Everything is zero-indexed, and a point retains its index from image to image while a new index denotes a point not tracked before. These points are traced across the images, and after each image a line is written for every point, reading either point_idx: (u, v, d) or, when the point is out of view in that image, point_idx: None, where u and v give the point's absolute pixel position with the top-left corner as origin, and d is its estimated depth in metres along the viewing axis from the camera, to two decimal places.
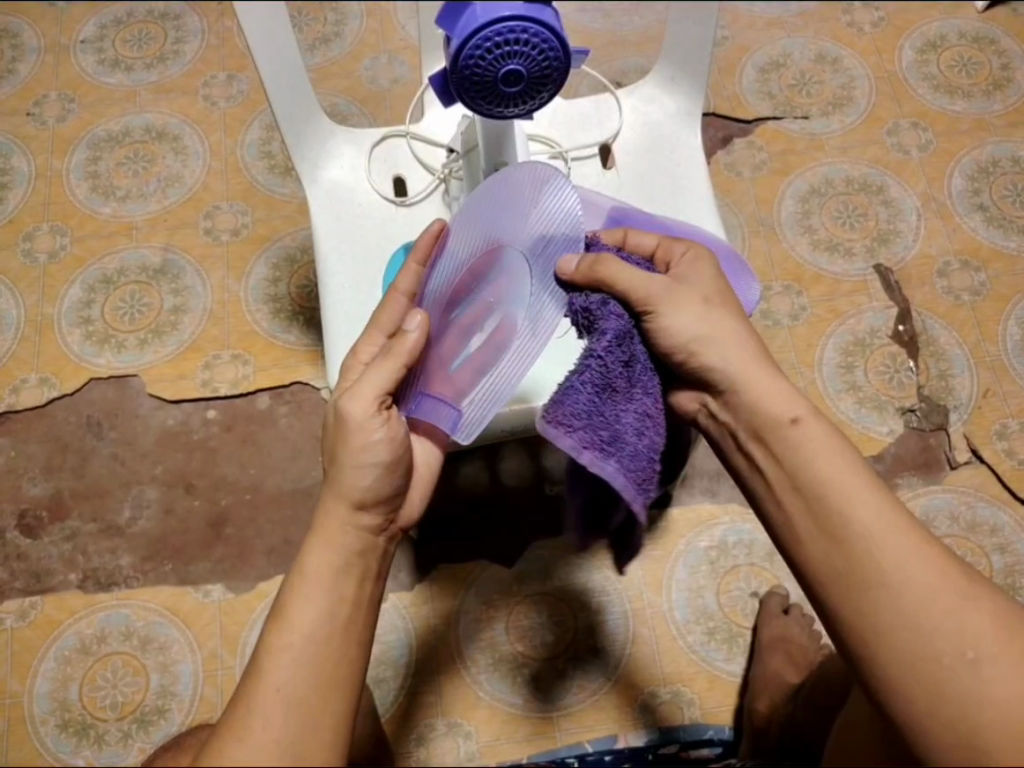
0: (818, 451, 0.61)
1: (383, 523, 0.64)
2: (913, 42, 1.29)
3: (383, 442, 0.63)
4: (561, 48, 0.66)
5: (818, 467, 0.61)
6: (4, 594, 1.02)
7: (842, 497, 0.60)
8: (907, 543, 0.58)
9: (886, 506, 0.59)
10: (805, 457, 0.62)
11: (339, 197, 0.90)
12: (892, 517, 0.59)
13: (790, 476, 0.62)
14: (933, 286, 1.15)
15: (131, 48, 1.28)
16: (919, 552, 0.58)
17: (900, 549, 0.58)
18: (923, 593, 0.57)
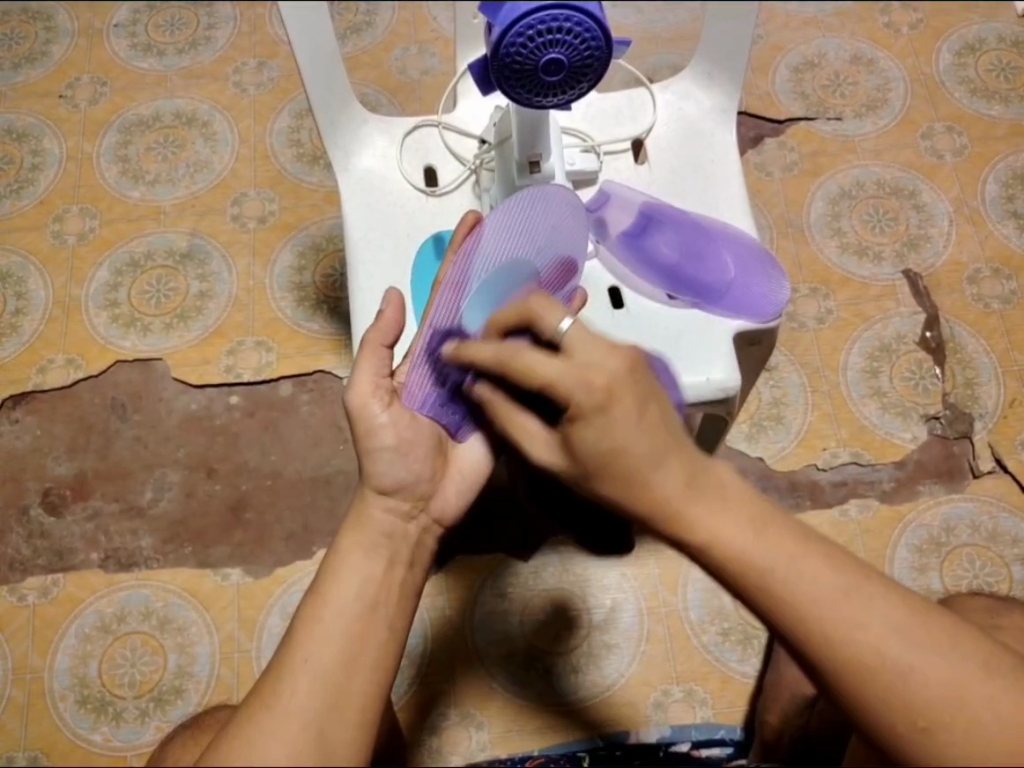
0: (720, 517, 0.53)
1: (408, 513, 0.66)
2: (951, 45, 1.28)
3: (387, 426, 0.67)
4: (604, 38, 0.66)
5: (730, 543, 0.53)
6: (27, 570, 1.03)
7: (761, 571, 0.52)
8: (852, 615, 0.51)
9: (815, 565, 0.52)
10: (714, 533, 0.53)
11: (369, 186, 0.90)
12: (817, 572, 0.52)
13: (713, 572, 0.54)
14: (962, 292, 1.14)
15: (164, 34, 1.29)
16: (869, 619, 0.51)
17: (838, 610, 0.51)
18: (885, 672, 0.51)
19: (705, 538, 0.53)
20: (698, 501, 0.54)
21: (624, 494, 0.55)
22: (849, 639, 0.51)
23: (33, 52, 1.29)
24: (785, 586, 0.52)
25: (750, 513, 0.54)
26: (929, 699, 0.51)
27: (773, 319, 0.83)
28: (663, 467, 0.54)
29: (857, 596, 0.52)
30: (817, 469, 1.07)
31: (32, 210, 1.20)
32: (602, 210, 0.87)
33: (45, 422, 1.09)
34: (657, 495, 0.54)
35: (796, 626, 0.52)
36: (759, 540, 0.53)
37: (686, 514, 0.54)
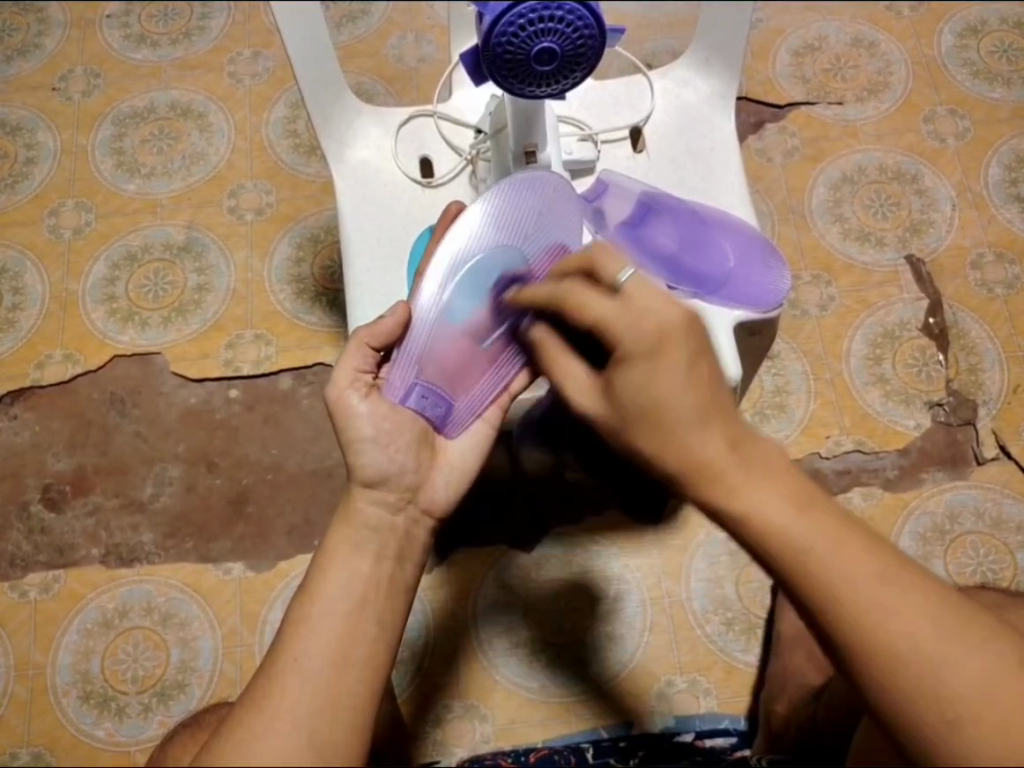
0: (756, 489, 0.53)
1: (398, 506, 0.65)
2: (953, 26, 1.26)
3: (366, 417, 0.67)
4: (597, 27, 0.65)
5: (767, 517, 0.52)
6: (29, 567, 1.03)
7: (804, 548, 0.52)
8: (891, 601, 0.50)
9: (856, 549, 0.52)
10: (753, 505, 0.53)
11: (364, 178, 0.89)
12: (856, 548, 0.52)
13: (751, 544, 0.53)
14: (966, 277, 1.13)
15: (158, 24, 1.28)
16: (906, 604, 0.51)
17: (878, 591, 0.51)
18: (918, 660, 0.50)
19: (746, 510, 0.53)
20: (741, 469, 0.54)
21: (662, 453, 0.56)
22: (888, 620, 0.50)
23: (26, 44, 1.28)
24: (824, 558, 0.51)
25: (793, 487, 0.53)
26: (961, 694, 0.50)
27: (774, 308, 0.82)
28: (705, 432, 0.54)
29: (894, 582, 0.51)
30: (821, 457, 1.06)
31: (28, 203, 1.19)
32: (601, 199, 0.85)
33: (44, 418, 1.09)
34: (697, 458, 0.54)
35: (834, 609, 0.51)
36: (801, 514, 0.52)
37: (730, 482, 0.53)
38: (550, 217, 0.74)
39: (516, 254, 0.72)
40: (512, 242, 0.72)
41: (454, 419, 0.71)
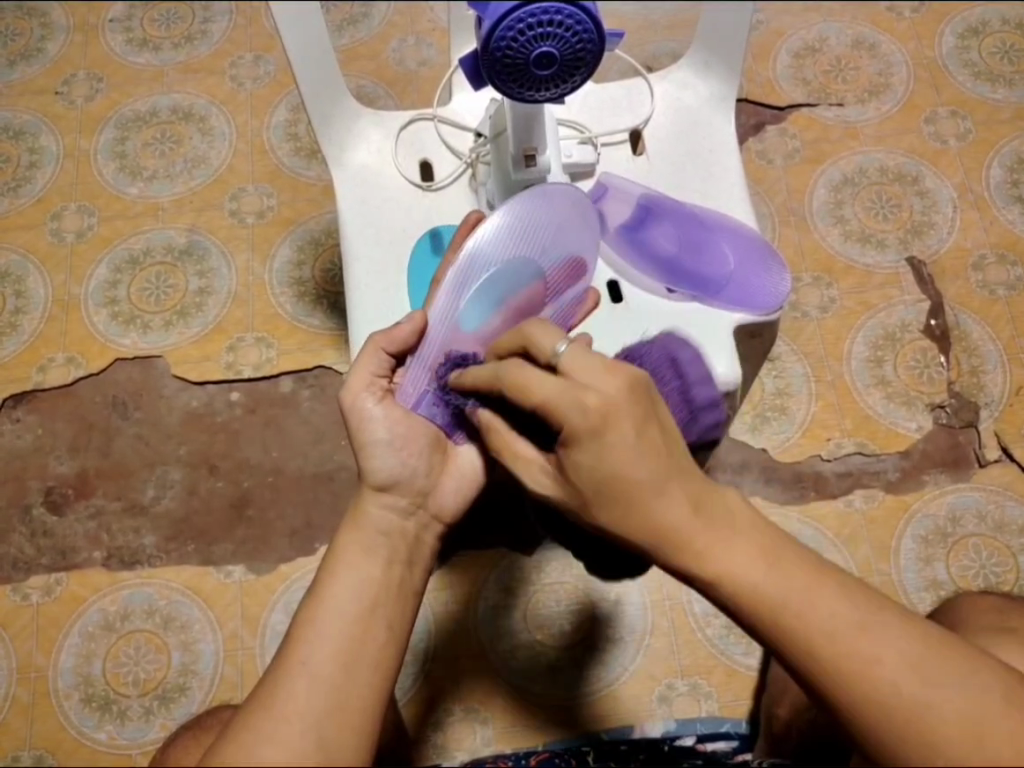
0: (724, 551, 0.51)
1: (409, 509, 0.66)
2: (955, 27, 1.26)
3: (381, 423, 0.67)
4: (596, 31, 0.65)
5: (743, 578, 0.51)
6: (31, 570, 1.04)
7: (769, 608, 0.50)
8: (868, 649, 0.50)
9: (830, 598, 0.50)
10: (729, 575, 0.51)
11: (364, 181, 0.89)
12: (830, 601, 0.50)
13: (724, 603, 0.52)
14: (967, 279, 1.13)
15: (159, 28, 1.29)
16: (884, 652, 0.50)
17: (851, 641, 0.50)
18: (903, 707, 0.49)
19: (717, 572, 0.51)
20: (708, 530, 0.51)
21: (632, 525, 0.52)
22: (862, 674, 0.49)
23: (29, 49, 1.28)
24: (801, 613, 0.50)
25: (764, 540, 0.52)
26: (947, 736, 0.49)
27: (774, 311, 0.82)
28: (665, 494, 0.51)
29: (870, 629, 0.50)
30: (822, 459, 1.06)
31: (31, 207, 1.19)
32: (601, 203, 0.86)
33: (46, 421, 1.09)
34: (665, 524, 0.52)
35: (814, 659, 0.50)
36: (774, 568, 0.51)
37: (698, 543, 0.51)
38: (566, 231, 0.75)
39: (534, 266, 0.73)
40: (531, 255, 0.73)
41: (464, 426, 0.70)
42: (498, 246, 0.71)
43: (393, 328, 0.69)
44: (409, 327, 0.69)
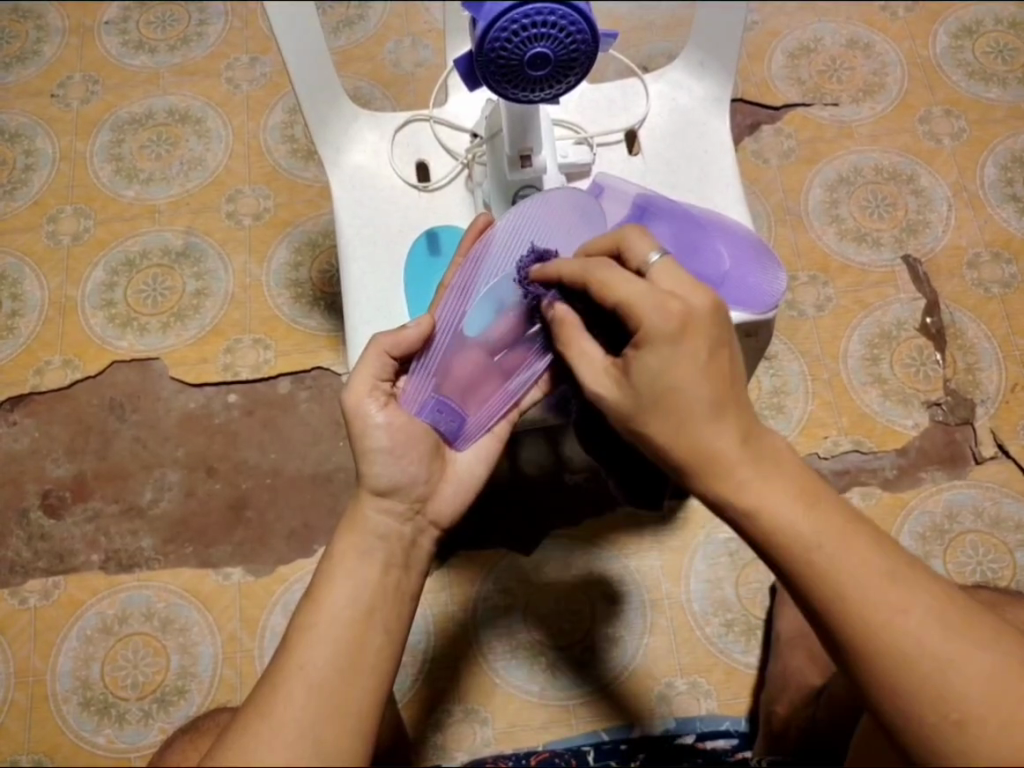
0: (761, 483, 0.55)
1: (409, 513, 0.66)
2: (949, 27, 1.27)
3: (384, 427, 0.66)
4: (589, 32, 0.65)
5: (782, 507, 0.54)
6: (28, 574, 1.03)
7: (807, 541, 0.53)
8: (897, 600, 0.52)
9: (864, 543, 0.53)
10: (763, 499, 0.54)
11: (361, 182, 0.89)
12: (862, 541, 0.53)
13: (757, 531, 0.55)
14: (962, 277, 1.13)
15: (155, 31, 1.29)
16: (911, 604, 0.52)
17: (879, 586, 0.52)
18: (930, 664, 0.51)
19: (755, 501, 0.54)
20: (752, 466, 0.55)
21: (673, 444, 0.57)
22: (890, 625, 0.51)
23: (24, 52, 1.28)
24: (835, 561, 0.52)
25: (802, 482, 0.55)
26: (965, 695, 0.51)
27: (772, 310, 0.83)
28: (720, 424, 0.55)
29: (898, 580, 0.52)
30: (819, 457, 1.06)
31: (26, 210, 1.19)
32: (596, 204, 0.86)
33: (43, 424, 1.09)
34: (707, 450, 0.56)
35: (843, 610, 0.52)
36: (810, 510, 0.54)
37: (737, 477, 0.55)
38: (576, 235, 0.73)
39: (538, 272, 0.71)
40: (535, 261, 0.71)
41: (466, 433, 0.71)
42: (503, 252, 0.70)
43: (398, 331, 0.68)
44: (411, 331, 0.68)
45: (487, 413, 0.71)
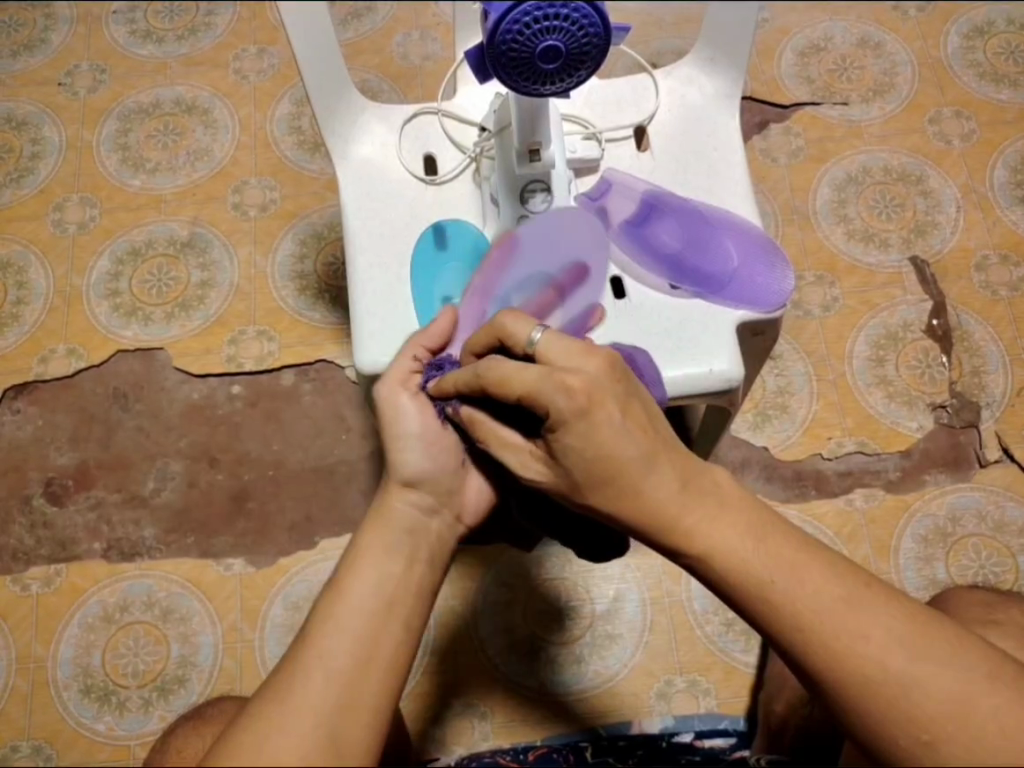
0: (710, 532, 0.54)
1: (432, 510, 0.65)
2: (960, 27, 1.26)
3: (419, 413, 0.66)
4: (602, 24, 0.65)
5: (728, 556, 0.54)
6: (30, 560, 1.03)
7: (760, 584, 0.53)
8: (855, 626, 0.51)
9: (813, 575, 0.52)
10: (711, 546, 0.54)
11: (369, 174, 0.89)
12: (811, 570, 0.52)
13: (711, 578, 0.55)
14: (970, 279, 1.13)
15: (164, 20, 1.28)
16: (872, 629, 0.51)
17: (835, 613, 0.51)
18: (893, 688, 0.50)
19: (704, 549, 0.54)
20: (696, 507, 0.55)
21: (627, 497, 0.55)
22: (850, 654, 0.51)
23: (32, 40, 1.28)
24: (789, 592, 0.52)
25: (749, 521, 0.55)
26: (935, 711, 0.50)
27: (780, 307, 0.82)
28: (653, 470, 0.55)
29: (858, 606, 0.52)
30: (823, 457, 1.06)
31: (32, 198, 1.19)
32: (603, 199, 0.87)
33: (47, 412, 1.09)
34: (651, 503, 0.55)
35: (801, 642, 0.52)
36: (761, 546, 0.53)
37: (684, 525, 0.55)
38: (594, 247, 0.81)
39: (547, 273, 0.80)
40: (548, 265, 0.80)
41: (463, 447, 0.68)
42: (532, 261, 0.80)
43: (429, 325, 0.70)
44: None
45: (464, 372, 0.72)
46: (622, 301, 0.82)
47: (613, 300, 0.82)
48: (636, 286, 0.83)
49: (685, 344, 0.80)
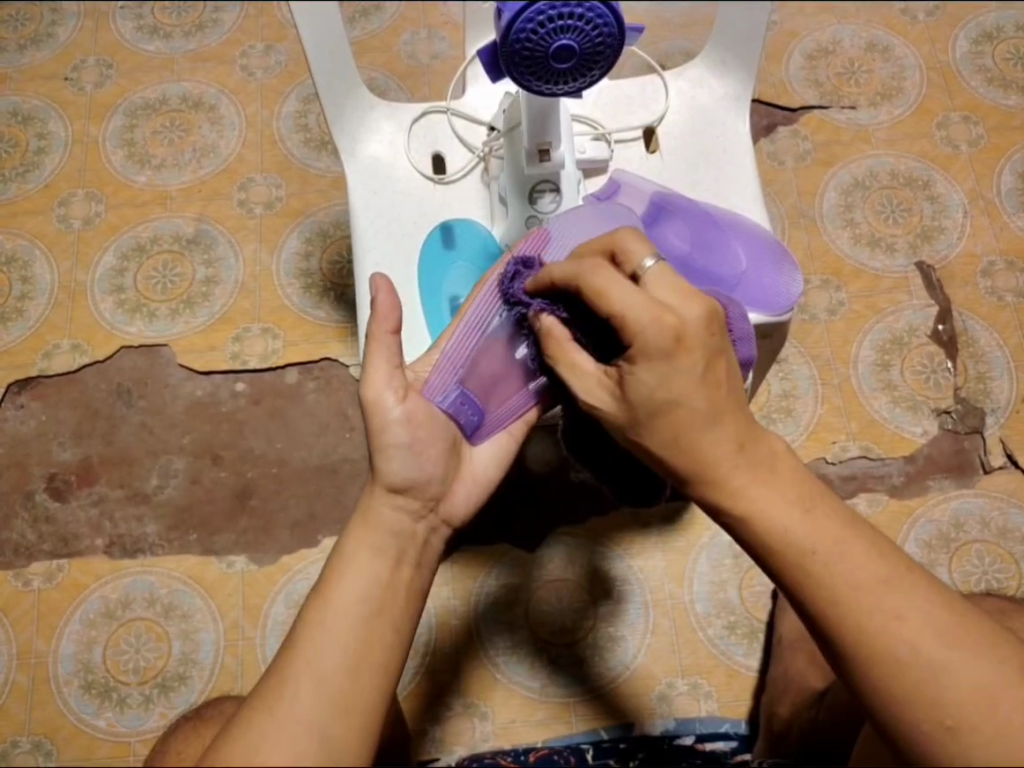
0: (756, 500, 0.57)
1: (420, 513, 0.65)
2: (969, 32, 1.26)
3: (401, 421, 0.65)
4: (616, 25, 0.65)
5: (778, 524, 0.56)
6: (32, 556, 1.03)
7: (804, 554, 0.55)
8: (891, 605, 0.53)
9: (857, 552, 0.55)
10: (754, 512, 0.57)
11: (377, 173, 0.88)
12: (857, 548, 0.55)
13: (751, 545, 0.58)
14: (975, 285, 1.13)
15: (171, 15, 1.28)
16: (907, 612, 0.53)
17: (874, 590, 0.54)
18: (921, 670, 0.52)
19: (749, 514, 0.57)
20: (748, 473, 0.57)
21: None
22: (886, 629, 0.53)
23: (39, 34, 1.28)
24: (831, 564, 0.55)
25: (797, 490, 0.57)
26: (955, 699, 0.52)
27: (789, 310, 0.81)
28: (708, 438, 0.57)
29: (896, 587, 0.54)
30: (827, 462, 1.06)
31: (37, 193, 1.19)
32: (613, 197, 0.86)
33: (50, 408, 1.09)
34: (705, 467, 0.58)
35: (840, 615, 0.54)
36: (807, 516, 0.56)
37: (733, 486, 0.57)
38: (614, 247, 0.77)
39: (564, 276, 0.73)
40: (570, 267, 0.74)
41: (483, 429, 0.71)
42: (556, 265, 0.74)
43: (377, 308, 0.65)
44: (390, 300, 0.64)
45: (506, 413, 0.72)
46: None
47: None
48: None
49: None
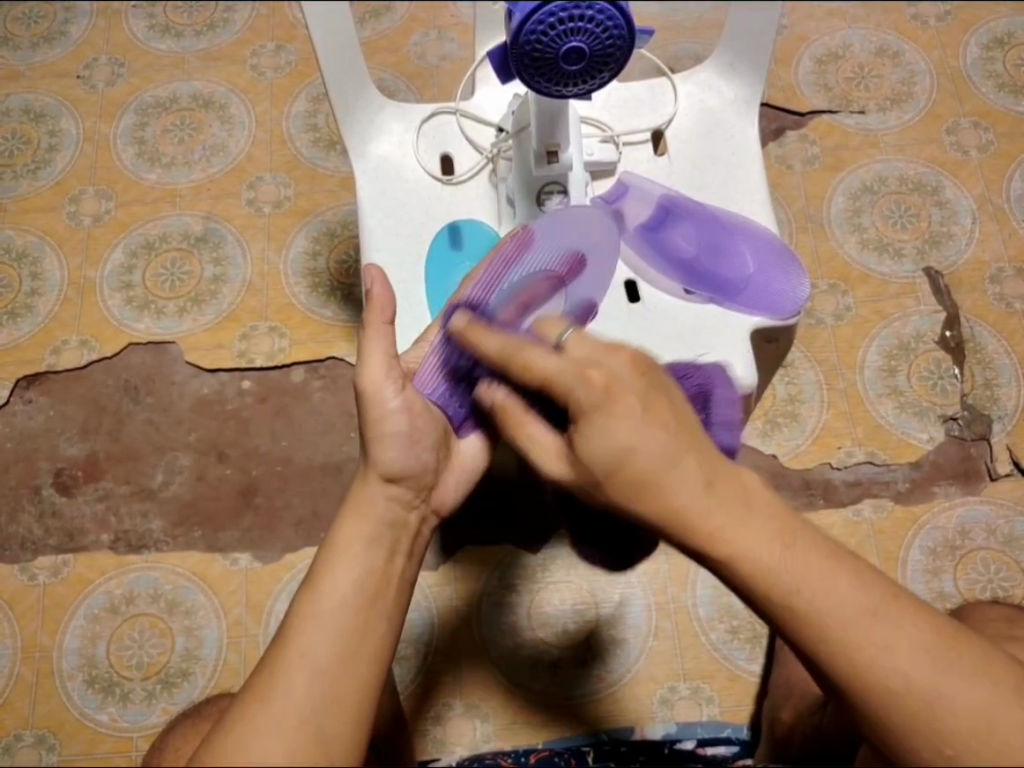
0: (737, 537, 0.53)
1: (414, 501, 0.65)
2: (980, 38, 1.26)
3: (400, 410, 0.66)
4: (626, 26, 0.65)
5: (762, 556, 0.52)
6: (38, 550, 1.04)
7: (789, 593, 0.52)
8: (883, 637, 0.51)
9: (845, 580, 0.52)
10: (739, 549, 0.53)
11: (385, 174, 0.89)
12: (844, 581, 0.52)
13: (738, 581, 0.53)
14: (983, 291, 1.12)
15: (183, 15, 1.29)
16: (900, 641, 0.51)
17: (865, 624, 0.51)
18: (919, 700, 0.51)
19: (731, 553, 0.53)
20: (727, 510, 0.53)
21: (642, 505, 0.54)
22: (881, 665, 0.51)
23: (52, 32, 1.29)
24: (814, 602, 0.52)
25: (780, 523, 0.53)
26: (955, 726, 0.51)
27: (795, 313, 0.82)
28: (679, 471, 0.53)
29: (886, 616, 0.52)
30: (832, 468, 1.06)
31: (48, 190, 1.20)
32: (620, 202, 0.86)
33: (58, 403, 1.10)
34: (679, 506, 0.53)
35: (838, 653, 0.52)
36: (789, 552, 0.52)
37: (710, 528, 0.53)
38: (603, 244, 0.78)
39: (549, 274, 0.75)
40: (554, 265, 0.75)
41: (470, 421, 0.72)
42: (543, 263, 0.75)
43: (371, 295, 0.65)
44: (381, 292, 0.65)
45: None
46: (636, 304, 0.83)
47: (627, 304, 0.83)
48: (650, 291, 0.83)
49: (697, 349, 0.81)
